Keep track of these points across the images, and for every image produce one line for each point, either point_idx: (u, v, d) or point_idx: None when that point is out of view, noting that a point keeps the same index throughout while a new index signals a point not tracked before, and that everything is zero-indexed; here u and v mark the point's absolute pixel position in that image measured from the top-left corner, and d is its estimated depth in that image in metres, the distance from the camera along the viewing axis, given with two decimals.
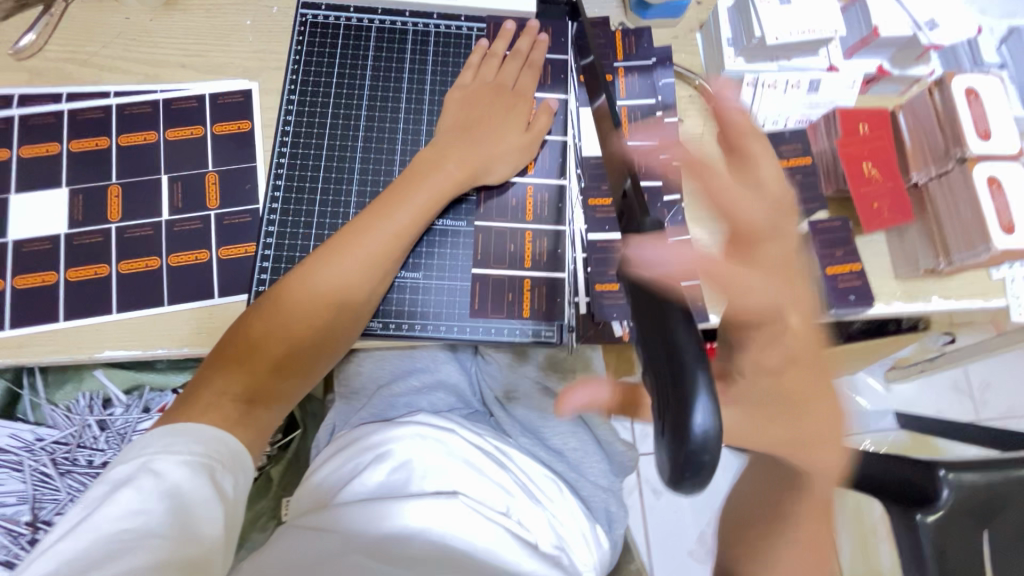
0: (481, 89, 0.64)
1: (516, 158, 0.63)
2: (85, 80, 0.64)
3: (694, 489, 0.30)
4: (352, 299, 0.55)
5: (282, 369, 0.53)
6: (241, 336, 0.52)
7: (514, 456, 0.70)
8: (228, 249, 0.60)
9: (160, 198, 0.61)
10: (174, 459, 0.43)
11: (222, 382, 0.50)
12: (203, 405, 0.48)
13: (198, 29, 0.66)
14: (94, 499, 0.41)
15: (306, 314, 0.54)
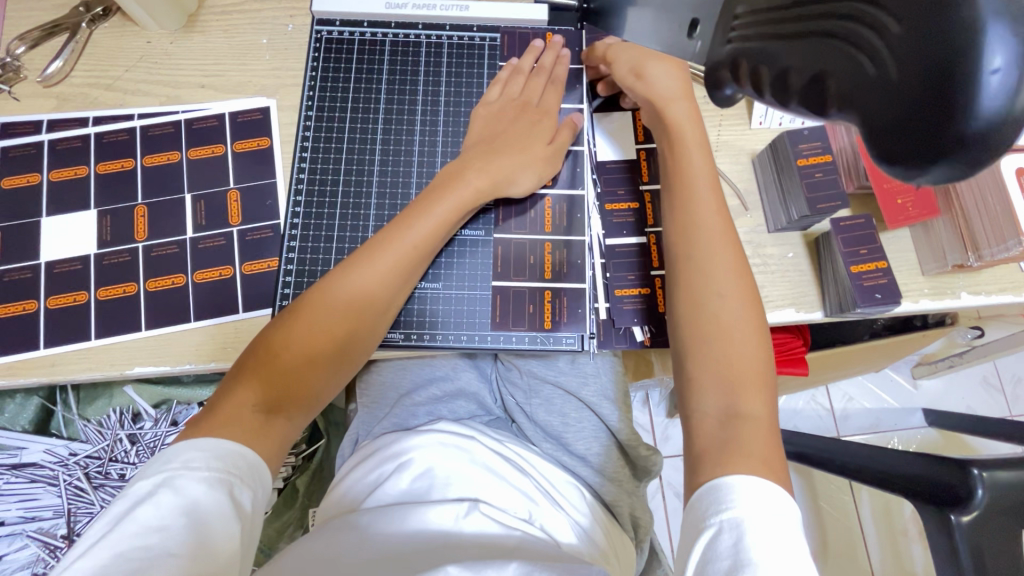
0: (505, 107, 0.64)
1: (538, 170, 0.62)
2: (110, 103, 0.66)
3: None
4: (370, 308, 0.56)
5: (307, 376, 0.53)
6: (264, 346, 0.53)
7: (535, 463, 0.70)
8: (252, 265, 0.61)
9: (184, 216, 0.63)
10: (193, 476, 0.44)
11: (243, 392, 0.51)
12: (225, 415, 0.49)
13: (216, 50, 0.68)
14: (117, 514, 0.42)
15: (326, 323, 0.54)
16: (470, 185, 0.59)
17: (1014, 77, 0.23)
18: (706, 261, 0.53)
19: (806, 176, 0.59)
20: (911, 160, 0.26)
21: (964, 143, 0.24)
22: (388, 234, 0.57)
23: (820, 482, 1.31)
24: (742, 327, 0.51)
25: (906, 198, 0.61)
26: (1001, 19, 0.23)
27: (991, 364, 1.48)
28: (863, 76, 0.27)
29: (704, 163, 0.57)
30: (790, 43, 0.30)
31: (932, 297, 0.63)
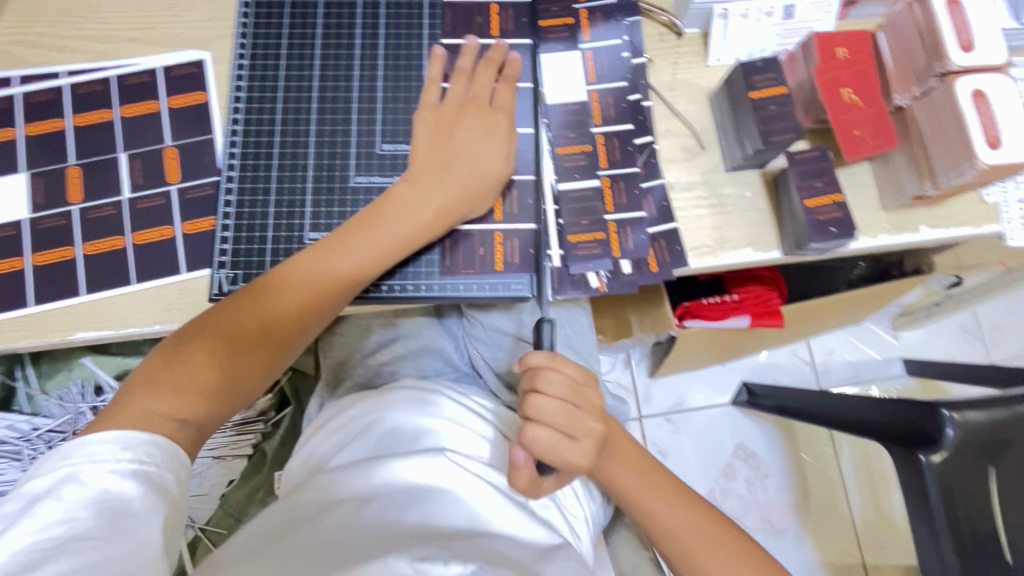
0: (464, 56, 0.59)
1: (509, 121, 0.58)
2: (35, 61, 0.63)
3: None
4: (326, 284, 0.52)
5: (248, 349, 0.50)
6: (214, 320, 0.50)
7: (501, 413, 0.70)
8: (192, 224, 0.59)
9: (120, 176, 0.60)
10: (100, 469, 0.40)
11: (192, 364, 0.47)
12: (161, 383, 0.46)
13: (145, 2, 0.64)
14: (10, 513, 0.38)
15: (278, 297, 0.51)
16: (461, 185, 0.55)
17: None
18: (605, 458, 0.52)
19: (759, 110, 0.57)
20: None
21: None
22: (369, 219, 0.54)
23: (800, 434, 1.32)
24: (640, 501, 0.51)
25: (864, 129, 0.59)
26: None
27: (969, 313, 1.49)
28: None
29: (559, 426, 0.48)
30: None
31: (892, 232, 0.61)
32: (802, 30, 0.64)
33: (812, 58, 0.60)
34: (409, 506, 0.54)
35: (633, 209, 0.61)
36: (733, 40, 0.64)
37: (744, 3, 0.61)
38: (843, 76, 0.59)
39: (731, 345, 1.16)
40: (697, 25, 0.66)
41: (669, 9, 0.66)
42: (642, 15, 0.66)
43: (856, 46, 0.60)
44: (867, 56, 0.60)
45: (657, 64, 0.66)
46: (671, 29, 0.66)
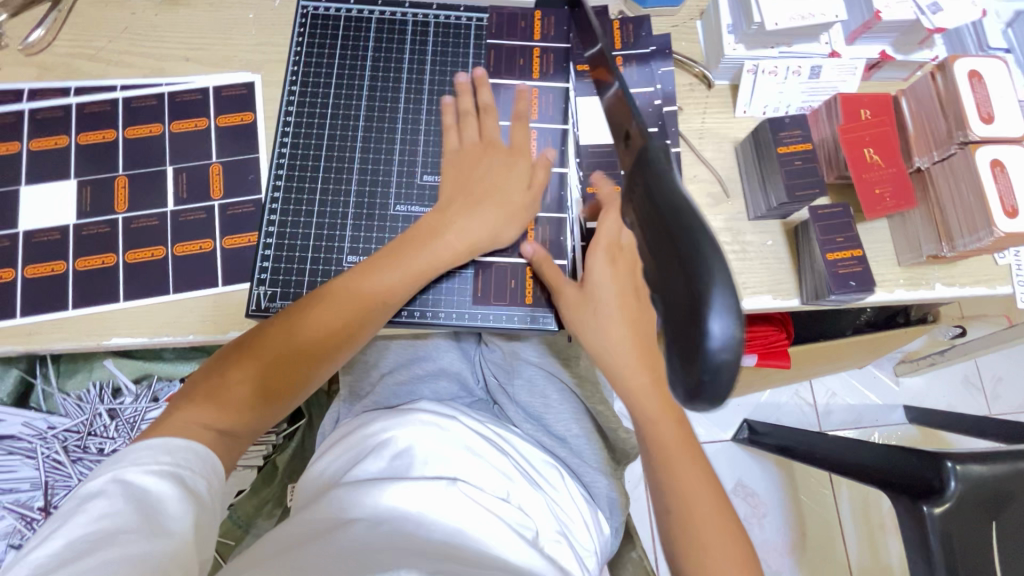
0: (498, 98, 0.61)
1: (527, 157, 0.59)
2: (92, 73, 0.65)
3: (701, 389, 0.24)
4: (357, 314, 0.53)
5: (277, 371, 0.51)
6: (254, 336, 0.52)
7: (514, 442, 0.71)
8: (231, 238, 0.61)
9: (165, 188, 0.62)
10: (142, 471, 0.42)
11: (234, 388, 0.50)
12: (203, 395, 0.49)
13: (201, 24, 0.68)
14: (61, 511, 0.41)
15: (313, 324, 0.52)
16: (492, 217, 0.56)
17: (725, 329, 0.23)
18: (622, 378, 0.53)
19: (785, 164, 0.60)
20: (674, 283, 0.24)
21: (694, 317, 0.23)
22: (405, 244, 0.55)
23: (801, 476, 1.32)
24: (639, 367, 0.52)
25: (884, 188, 0.61)
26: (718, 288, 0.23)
27: (972, 364, 1.51)
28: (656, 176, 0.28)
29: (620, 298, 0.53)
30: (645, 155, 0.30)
31: (907, 288, 0.63)
32: (827, 89, 0.67)
33: (837, 117, 0.63)
34: (420, 530, 0.54)
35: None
36: (761, 95, 0.67)
37: (774, 62, 0.64)
38: (866, 136, 0.61)
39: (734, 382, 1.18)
40: (727, 77, 0.69)
41: (701, 61, 0.70)
42: (675, 65, 0.69)
43: (878, 108, 0.62)
44: (888, 118, 0.62)
45: (686, 113, 0.69)
46: (701, 80, 0.69)
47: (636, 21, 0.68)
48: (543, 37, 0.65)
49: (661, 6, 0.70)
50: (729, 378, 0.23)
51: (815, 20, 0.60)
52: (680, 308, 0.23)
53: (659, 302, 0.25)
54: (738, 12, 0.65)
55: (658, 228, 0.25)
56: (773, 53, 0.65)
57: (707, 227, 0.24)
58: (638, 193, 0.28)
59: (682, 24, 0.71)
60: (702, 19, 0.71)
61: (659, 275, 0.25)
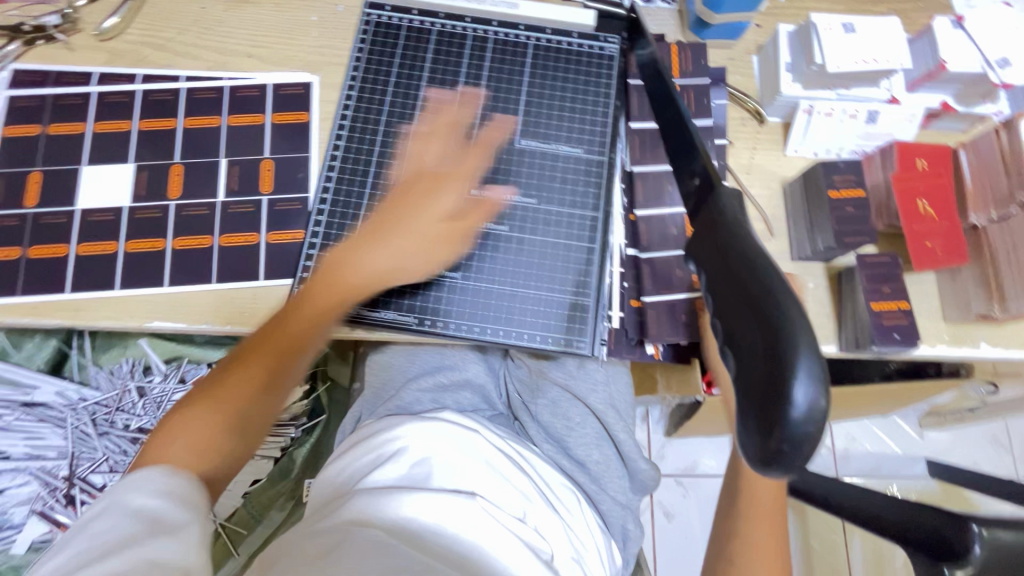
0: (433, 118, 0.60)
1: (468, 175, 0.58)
2: (159, 62, 0.68)
3: (779, 456, 0.23)
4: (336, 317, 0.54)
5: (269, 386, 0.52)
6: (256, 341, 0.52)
7: (533, 462, 0.70)
8: (277, 234, 0.62)
9: (215, 179, 0.64)
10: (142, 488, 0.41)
11: (196, 414, 0.48)
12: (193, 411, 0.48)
13: (267, 24, 0.70)
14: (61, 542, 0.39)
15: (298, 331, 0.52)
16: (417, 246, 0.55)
17: (808, 398, 0.23)
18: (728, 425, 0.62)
19: (835, 210, 0.59)
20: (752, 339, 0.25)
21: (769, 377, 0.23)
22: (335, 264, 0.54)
23: (813, 521, 1.30)
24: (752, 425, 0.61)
25: (935, 242, 0.60)
26: (806, 356, 0.23)
27: (1001, 424, 1.46)
28: (733, 236, 0.29)
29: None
30: (723, 206, 0.31)
31: (950, 345, 0.62)
32: (883, 135, 0.67)
33: (891, 165, 0.62)
34: (433, 543, 0.55)
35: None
36: (813, 136, 0.66)
37: (830, 104, 0.64)
38: (921, 187, 0.60)
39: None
40: (780, 115, 0.68)
41: (754, 97, 0.69)
42: (729, 98, 0.69)
43: (935, 160, 0.61)
44: (946, 170, 0.61)
45: (736, 147, 0.68)
46: (755, 115, 0.69)
47: (692, 52, 0.68)
48: (602, 75, 0.65)
49: (718, 39, 0.70)
50: (806, 451, 0.23)
51: (879, 65, 0.60)
52: (764, 371, 0.23)
53: (735, 362, 0.25)
54: (798, 51, 0.65)
55: (735, 290, 0.26)
56: (830, 95, 0.65)
57: (792, 297, 0.25)
58: (713, 249, 0.29)
59: (739, 57, 0.71)
60: (759, 54, 0.70)
61: (738, 335, 0.25)
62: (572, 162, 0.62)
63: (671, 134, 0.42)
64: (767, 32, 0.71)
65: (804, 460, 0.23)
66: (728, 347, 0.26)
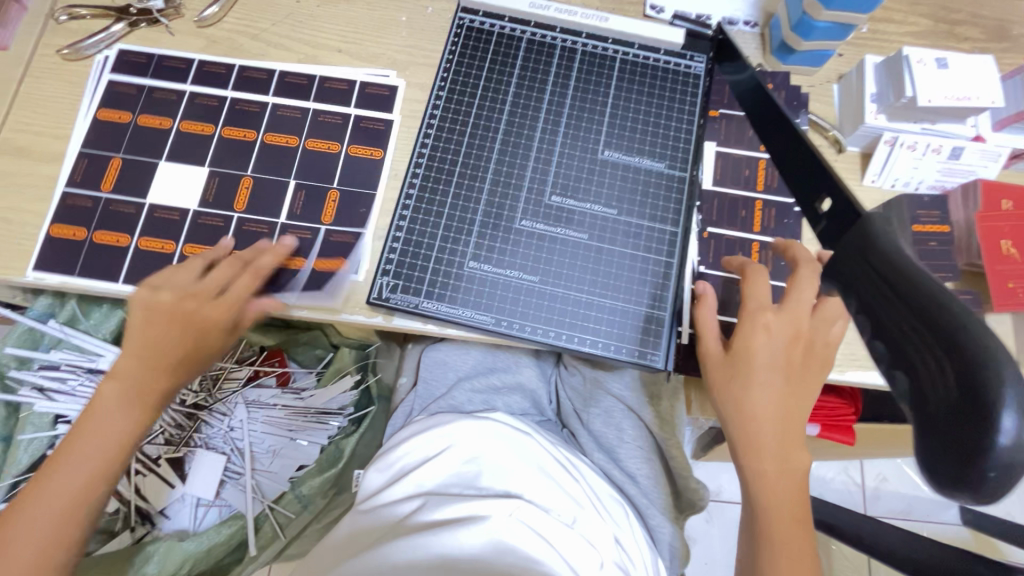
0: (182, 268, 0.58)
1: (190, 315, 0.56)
2: (252, 51, 0.70)
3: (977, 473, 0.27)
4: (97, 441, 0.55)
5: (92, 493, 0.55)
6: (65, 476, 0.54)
7: (584, 470, 0.70)
8: (338, 239, 0.62)
9: (295, 165, 0.66)
10: None
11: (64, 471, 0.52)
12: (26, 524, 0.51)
13: (358, 21, 0.72)
14: None
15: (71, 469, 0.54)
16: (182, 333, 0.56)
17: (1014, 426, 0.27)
18: (754, 450, 0.51)
19: (918, 243, 0.59)
20: (943, 370, 0.29)
21: (969, 400, 0.27)
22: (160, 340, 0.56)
23: (839, 559, 1.27)
24: (777, 447, 0.50)
25: (1018, 283, 0.59)
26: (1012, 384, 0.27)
27: None
28: (895, 263, 0.34)
29: (789, 346, 0.53)
30: (873, 239, 0.36)
31: None
32: (964, 172, 0.65)
33: (975, 203, 0.61)
34: (470, 535, 0.55)
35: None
36: (894, 168, 0.66)
37: (915, 137, 0.64)
38: (1005, 228, 0.60)
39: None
40: (860, 144, 0.68)
41: (834, 125, 0.69)
42: (809, 125, 0.69)
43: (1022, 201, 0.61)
44: None
45: None
46: (834, 144, 0.69)
47: (774, 76, 0.69)
48: (688, 92, 0.65)
49: (801, 65, 0.70)
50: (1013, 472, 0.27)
51: (969, 104, 0.60)
52: (962, 398, 0.27)
53: (910, 378, 0.30)
54: (885, 82, 0.65)
55: (914, 315, 0.31)
56: (915, 128, 0.64)
57: (962, 303, 0.30)
58: (868, 275, 0.35)
59: (819, 85, 0.71)
60: (840, 83, 0.70)
61: (911, 356, 0.30)
62: (651, 174, 0.62)
63: (789, 164, 0.49)
64: (850, 61, 0.72)
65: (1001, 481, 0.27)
66: (901, 367, 0.31)
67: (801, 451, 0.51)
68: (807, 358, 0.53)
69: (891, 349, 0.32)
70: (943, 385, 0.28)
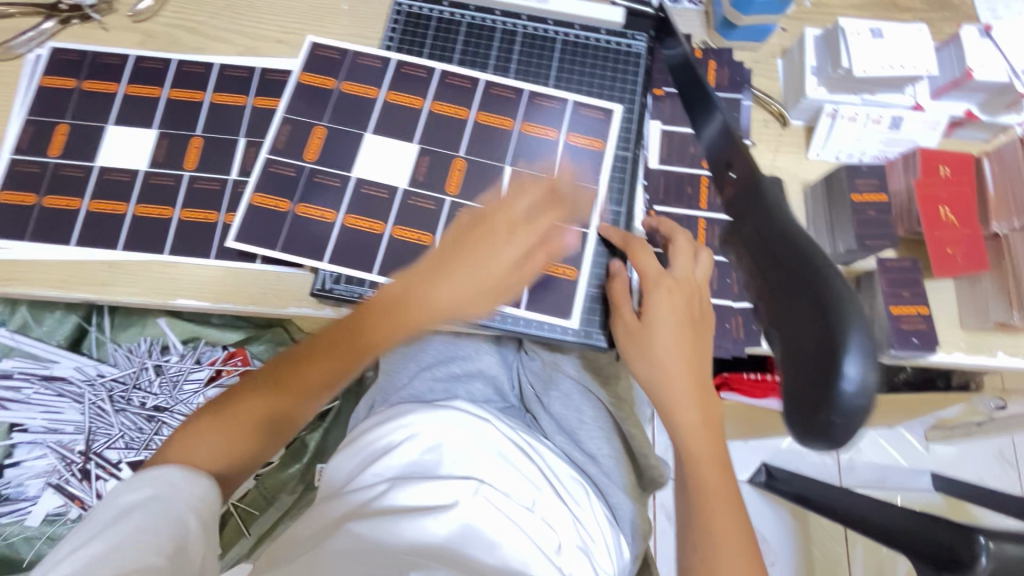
0: (467, 224, 0.54)
1: (491, 292, 0.52)
2: (191, 45, 0.69)
3: (813, 427, 0.24)
4: (283, 400, 0.54)
5: (262, 432, 0.55)
6: (263, 408, 0.55)
7: (544, 454, 0.70)
8: (545, 262, 0.60)
9: (233, 158, 0.65)
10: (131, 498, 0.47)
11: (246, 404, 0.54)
12: (188, 442, 0.54)
13: (299, 11, 0.71)
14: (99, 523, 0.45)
15: (251, 410, 0.54)
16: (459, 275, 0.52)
17: (861, 377, 0.23)
18: (690, 409, 0.51)
19: (858, 213, 0.59)
20: (799, 322, 0.25)
21: (826, 350, 0.24)
22: (442, 263, 0.53)
23: (815, 530, 1.29)
24: (696, 404, 0.51)
25: (956, 249, 0.60)
26: (860, 338, 0.24)
27: (1008, 439, 1.45)
28: (785, 217, 0.30)
29: (685, 306, 0.53)
30: (768, 197, 0.32)
31: (968, 352, 0.62)
32: (907, 142, 0.67)
33: (914, 171, 0.62)
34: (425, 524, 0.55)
35: (722, 295, 0.61)
36: (836, 139, 0.67)
37: (855, 108, 0.64)
38: (943, 194, 0.60)
39: (750, 418, 1.18)
40: (803, 118, 0.69)
41: (779, 99, 0.70)
42: (754, 100, 0.69)
43: (958, 166, 0.61)
44: (968, 178, 0.61)
45: (758, 148, 0.69)
46: (778, 118, 0.69)
47: (718, 53, 0.69)
48: (631, 71, 0.66)
49: (744, 40, 0.70)
50: (854, 426, 0.24)
51: (906, 71, 0.60)
52: (819, 349, 0.24)
53: (776, 332, 0.26)
54: (824, 54, 0.65)
55: (794, 262, 0.27)
56: (855, 99, 0.65)
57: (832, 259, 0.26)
58: (749, 236, 0.31)
59: (764, 60, 0.71)
60: (784, 57, 0.71)
61: (779, 313, 0.26)
62: (594, 153, 0.62)
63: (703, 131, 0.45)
64: (793, 35, 0.72)
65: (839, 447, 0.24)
66: (770, 320, 0.27)
67: (713, 400, 0.52)
68: (702, 316, 0.54)
69: (760, 307, 0.28)
70: (800, 333, 0.25)
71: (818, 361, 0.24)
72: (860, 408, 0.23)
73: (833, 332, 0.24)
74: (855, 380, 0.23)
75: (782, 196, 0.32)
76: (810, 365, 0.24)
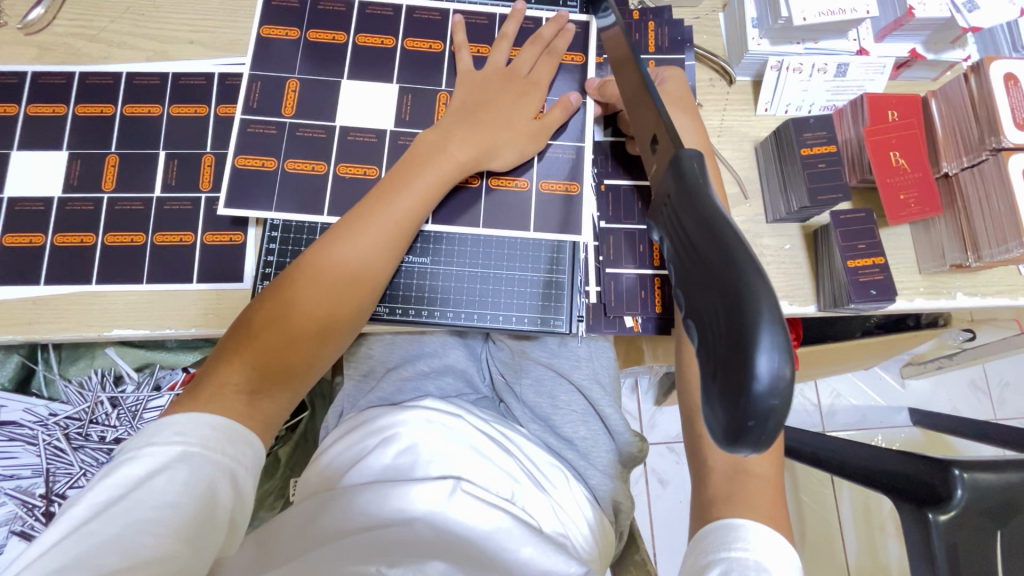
0: (490, 75, 0.59)
1: (524, 143, 0.58)
2: (93, 55, 0.63)
3: (724, 421, 0.24)
4: (363, 280, 0.52)
5: (272, 378, 0.48)
6: (262, 314, 0.49)
7: (519, 443, 0.69)
8: (548, 184, 0.60)
9: (154, 173, 0.61)
10: (173, 446, 0.42)
11: (227, 369, 0.47)
12: (207, 394, 0.46)
13: (208, 6, 0.65)
14: (122, 482, 0.40)
15: (279, 336, 0.49)
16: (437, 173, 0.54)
17: (773, 367, 0.22)
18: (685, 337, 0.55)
19: (808, 167, 0.58)
20: (714, 307, 0.24)
21: (734, 337, 0.23)
22: (391, 192, 0.53)
23: (803, 476, 1.32)
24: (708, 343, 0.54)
25: (909, 194, 0.59)
26: (771, 332, 0.22)
27: (979, 368, 1.50)
28: (703, 192, 0.29)
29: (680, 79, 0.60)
30: (688, 169, 0.30)
31: (927, 296, 0.62)
32: (853, 88, 0.65)
33: (862, 119, 0.61)
34: (412, 528, 0.53)
35: None
36: (783, 94, 0.65)
37: (800, 58, 0.62)
38: (893, 138, 0.59)
39: None
40: (749, 73, 0.66)
41: (722, 56, 0.67)
42: (697, 59, 0.67)
43: (906, 109, 0.60)
44: (916, 119, 0.60)
45: (707, 108, 0.66)
46: (723, 75, 0.67)
47: (656, 12, 0.66)
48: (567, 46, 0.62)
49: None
50: (773, 423, 0.23)
51: (847, 16, 0.58)
52: (728, 336, 0.23)
53: (695, 321, 0.26)
54: (763, 5, 0.62)
55: (709, 247, 0.26)
56: (798, 49, 0.63)
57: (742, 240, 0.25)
58: (671, 217, 0.29)
59: (705, 15, 0.68)
60: (725, 10, 0.68)
61: (697, 300, 0.26)
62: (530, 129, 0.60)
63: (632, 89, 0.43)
64: None
65: (762, 449, 0.24)
66: (690, 312, 0.26)
67: None
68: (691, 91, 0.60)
69: (682, 294, 0.27)
70: (708, 316, 0.25)
71: (727, 346, 0.23)
72: (779, 406, 0.23)
73: (741, 324, 0.23)
74: (765, 376, 0.22)
75: (703, 173, 0.30)
76: (719, 353, 0.24)
